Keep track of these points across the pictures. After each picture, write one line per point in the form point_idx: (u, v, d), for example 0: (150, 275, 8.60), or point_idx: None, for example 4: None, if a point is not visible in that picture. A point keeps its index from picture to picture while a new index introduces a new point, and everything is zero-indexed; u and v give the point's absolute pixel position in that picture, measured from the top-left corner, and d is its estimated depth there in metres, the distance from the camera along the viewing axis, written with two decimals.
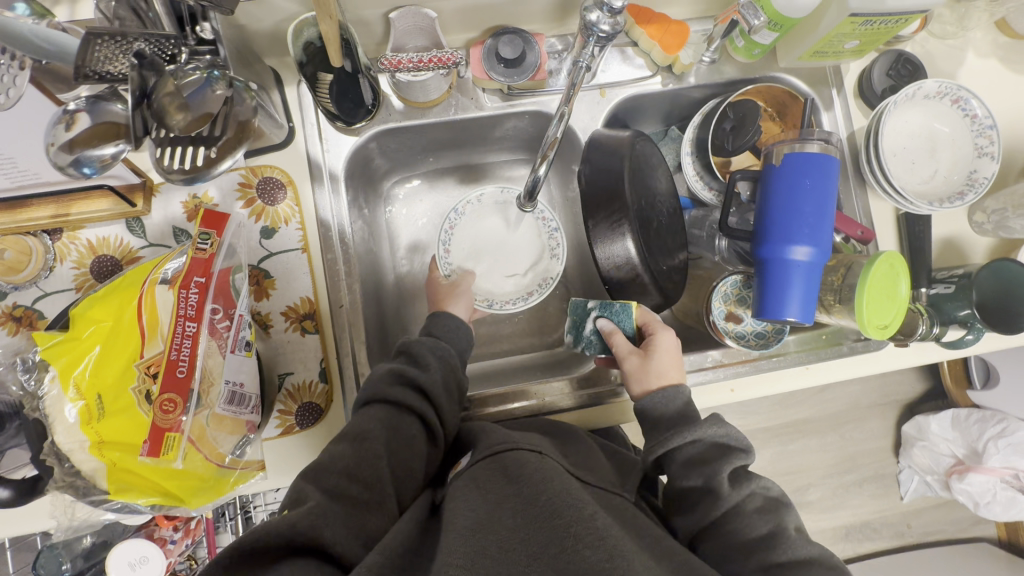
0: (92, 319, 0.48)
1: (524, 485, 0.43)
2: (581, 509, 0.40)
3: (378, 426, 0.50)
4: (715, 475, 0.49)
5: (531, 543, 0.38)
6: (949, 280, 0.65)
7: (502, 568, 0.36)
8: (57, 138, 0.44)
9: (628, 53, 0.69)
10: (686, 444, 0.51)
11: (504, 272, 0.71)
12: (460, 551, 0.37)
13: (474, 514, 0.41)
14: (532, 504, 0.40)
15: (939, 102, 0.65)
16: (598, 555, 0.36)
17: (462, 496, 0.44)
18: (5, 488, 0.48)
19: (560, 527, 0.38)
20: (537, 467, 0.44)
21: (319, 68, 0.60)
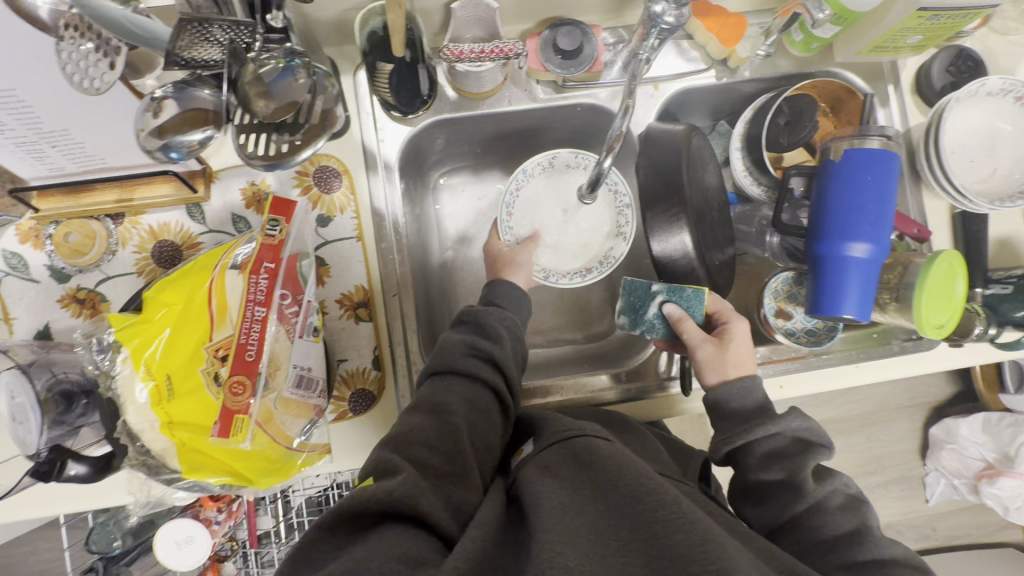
0: (164, 302, 0.49)
1: (598, 470, 0.42)
2: (664, 492, 0.39)
3: (464, 407, 0.50)
4: (797, 469, 0.49)
5: (620, 530, 0.37)
6: (1006, 281, 0.64)
7: (594, 551, 0.36)
8: (147, 124, 0.41)
9: (683, 47, 0.69)
10: (768, 436, 0.51)
11: (566, 243, 0.69)
12: (550, 533, 0.37)
13: (554, 499, 0.41)
14: (612, 489, 0.40)
15: (1002, 99, 0.64)
16: (691, 539, 0.35)
17: (538, 480, 0.44)
18: (80, 465, 0.49)
19: (646, 512, 0.37)
20: (609, 451, 0.44)
21: (380, 58, 0.61)
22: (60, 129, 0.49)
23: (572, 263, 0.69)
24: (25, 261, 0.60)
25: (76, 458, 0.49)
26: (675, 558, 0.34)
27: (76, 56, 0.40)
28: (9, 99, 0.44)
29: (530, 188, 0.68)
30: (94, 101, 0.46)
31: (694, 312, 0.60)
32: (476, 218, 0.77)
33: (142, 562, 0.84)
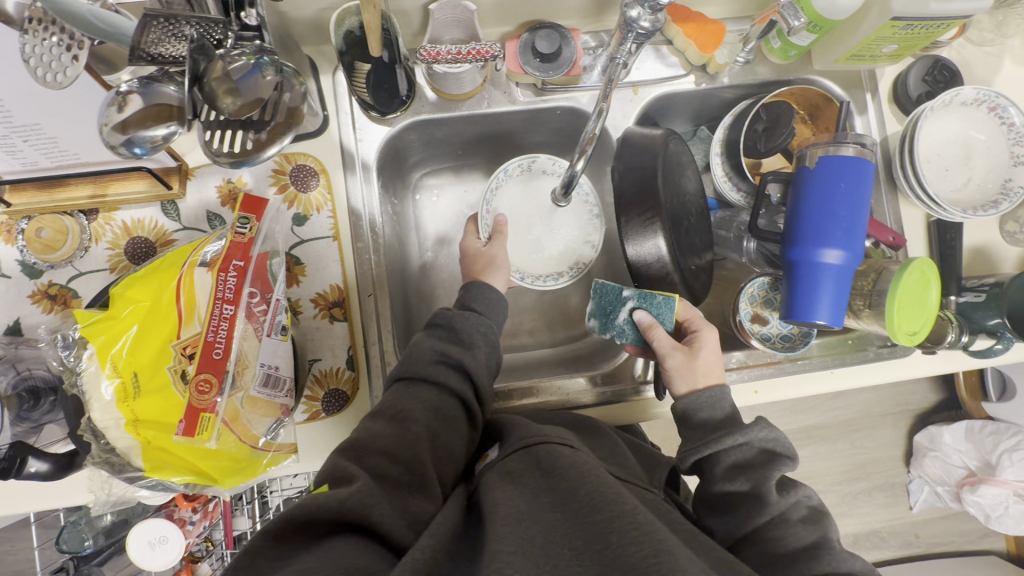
0: (131, 299, 0.49)
1: (559, 479, 0.42)
2: (621, 503, 0.39)
3: (423, 413, 0.51)
4: (762, 480, 0.49)
5: (574, 543, 0.37)
6: (978, 289, 0.65)
7: (548, 563, 0.36)
8: (111, 118, 0.40)
9: (663, 52, 0.69)
10: (735, 447, 0.51)
11: (540, 248, 0.69)
12: (506, 541, 0.38)
13: (514, 508, 0.41)
14: (571, 499, 0.40)
15: (976, 109, 0.64)
16: (643, 551, 0.35)
17: (501, 490, 0.44)
18: (43, 462, 0.47)
19: (601, 523, 0.37)
20: (571, 460, 0.44)
21: (357, 58, 0.60)
22: (31, 123, 0.48)
23: (545, 266, 0.69)
24: None
25: (37, 455, 0.47)
26: (625, 570, 0.34)
27: (39, 49, 0.39)
28: None
29: (508, 189, 0.69)
30: (62, 95, 0.46)
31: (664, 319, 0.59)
32: (457, 220, 0.78)
33: (115, 563, 0.83)
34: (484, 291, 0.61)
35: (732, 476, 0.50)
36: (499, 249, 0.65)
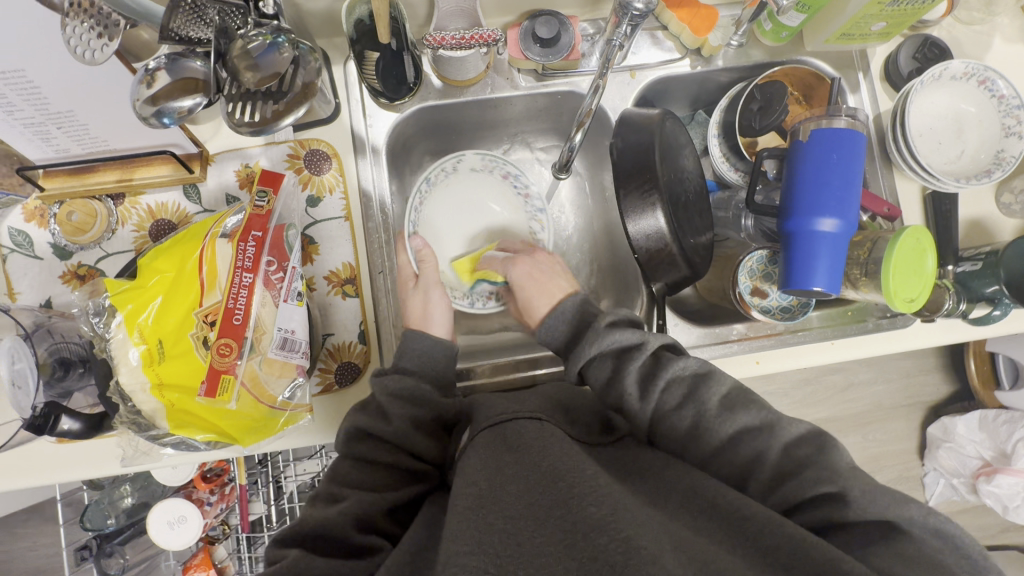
0: (158, 269, 0.52)
1: (523, 453, 0.45)
2: (578, 473, 0.41)
3: (355, 489, 0.50)
4: (648, 383, 0.52)
5: (539, 510, 0.39)
6: (975, 258, 0.66)
7: (512, 536, 0.37)
8: (141, 93, 0.44)
9: (659, 37, 0.72)
10: (662, 391, 0.51)
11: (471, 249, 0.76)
12: (467, 530, 0.38)
13: (478, 487, 0.42)
14: (533, 470, 0.42)
15: (966, 83, 0.66)
16: (601, 511, 0.37)
17: (463, 471, 0.45)
18: (75, 420, 0.52)
19: (564, 489, 0.39)
20: (533, 437, 0.46)
21: (367, 47, 0.63)
22: (65, 110, 0.52)
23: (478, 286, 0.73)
24: (30, 238, 0.63)
25: (69, 415, 0.52)
26: (587, 530, 0.36)
27: (75, 30, 0.42)
28: (18, 78, 0.47)
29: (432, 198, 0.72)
30: (95, 80, 0.49)
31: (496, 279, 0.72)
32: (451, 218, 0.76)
33: (136, 543, 0.86)
34: (416, 339, 0.59)
35: (608, 394, 0.54)
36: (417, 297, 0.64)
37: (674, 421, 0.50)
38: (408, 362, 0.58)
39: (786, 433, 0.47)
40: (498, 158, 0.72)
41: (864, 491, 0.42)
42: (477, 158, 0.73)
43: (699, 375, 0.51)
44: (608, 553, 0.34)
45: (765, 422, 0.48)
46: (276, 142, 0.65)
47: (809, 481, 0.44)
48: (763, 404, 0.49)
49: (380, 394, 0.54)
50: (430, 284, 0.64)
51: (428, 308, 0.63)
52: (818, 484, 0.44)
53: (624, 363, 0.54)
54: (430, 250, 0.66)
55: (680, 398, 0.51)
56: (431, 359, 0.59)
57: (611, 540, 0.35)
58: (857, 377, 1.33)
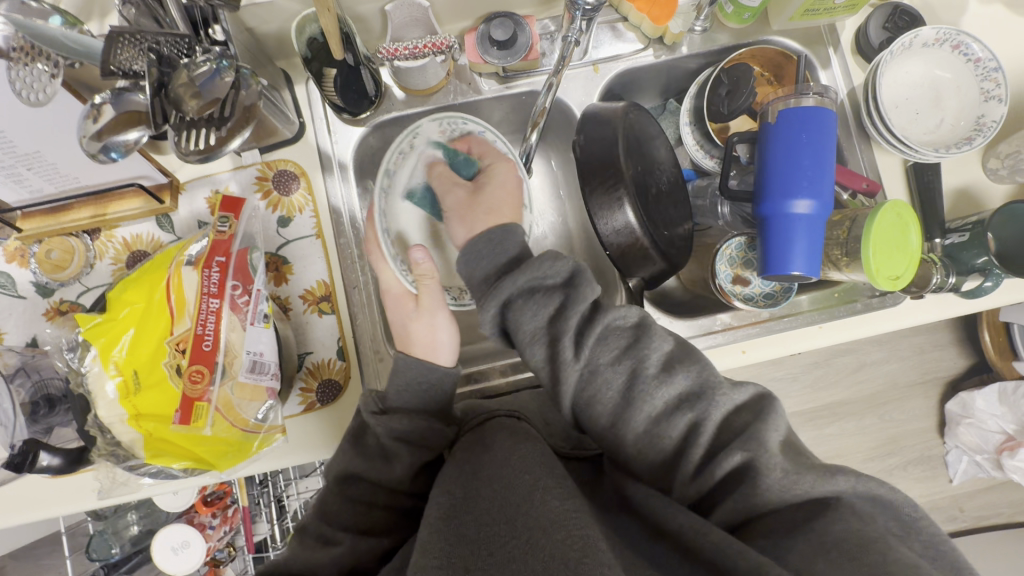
0: (127, 301, 0.53)
1: (496, 449, 0.44)
2: (547, 470, 0.41)
3: (346, 533, 0.51)
4: (571, 335, 0.48)
5: (507, 512, 0.38)
6: (962, 229, 0.64)
7: (481, 546, 0.36)
8: (88, 129, 0.45)
9: (620, 29, 0.71)
10: (598, 342, 0.47)
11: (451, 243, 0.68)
12: (436, 541, 0.37)
13: (452, 496, 0.41)
14: (501, 466, 0.41)
15: (939, 49, 0.64)
16: (563, 507, 0.37)
17: (440, 479, 0.44)
18: (54, 456, 0.51)
19: (529, 483, 0.39)
20: (507, 434, 0.45)
21: (324, 64, 0.64)
22: (32, 152, 0.53)
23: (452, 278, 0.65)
24: (12, 278, 0.65)
25: (48, 449, 0.51)
26: (546, 527, 0.35)
27: (24, 75, 0.43)
28: None
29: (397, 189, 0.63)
30: (53, 121, 0.50)
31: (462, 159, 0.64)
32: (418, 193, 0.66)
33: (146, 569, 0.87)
34: (419, 371, 0.54)
35: (542, 341, 0.49)
36: (421, 322, 0.57)
37: (608, 379, 0.47)
38: (407, 399, 0.54)
39: (725, 400, 0.45)
40: (455, 118, 0.62)
41: (810, 469, 0.43)
42: (434, 126, 0.63)
43: (640, 329, 0.48)
44: (564, 551, 0.33)
45: (704, 388, 0.46)
46: (245, 165, 0.66)
47: (734, 449, 0.43)
48: (705, 365, 0.47)
49: (386, 436, 0.52)
50: (435, 305, 0.57)
51: (435, 334, 0.57)
52: (736, 452, 0.43)
53: (569, 305, 0.48)
54: (430, 265, 0.57)
55: (616, 351, 0.47)
56: (437, 392, 0.55)
57: (567, 537, 0.34)
58: (869, 356, 1.28)
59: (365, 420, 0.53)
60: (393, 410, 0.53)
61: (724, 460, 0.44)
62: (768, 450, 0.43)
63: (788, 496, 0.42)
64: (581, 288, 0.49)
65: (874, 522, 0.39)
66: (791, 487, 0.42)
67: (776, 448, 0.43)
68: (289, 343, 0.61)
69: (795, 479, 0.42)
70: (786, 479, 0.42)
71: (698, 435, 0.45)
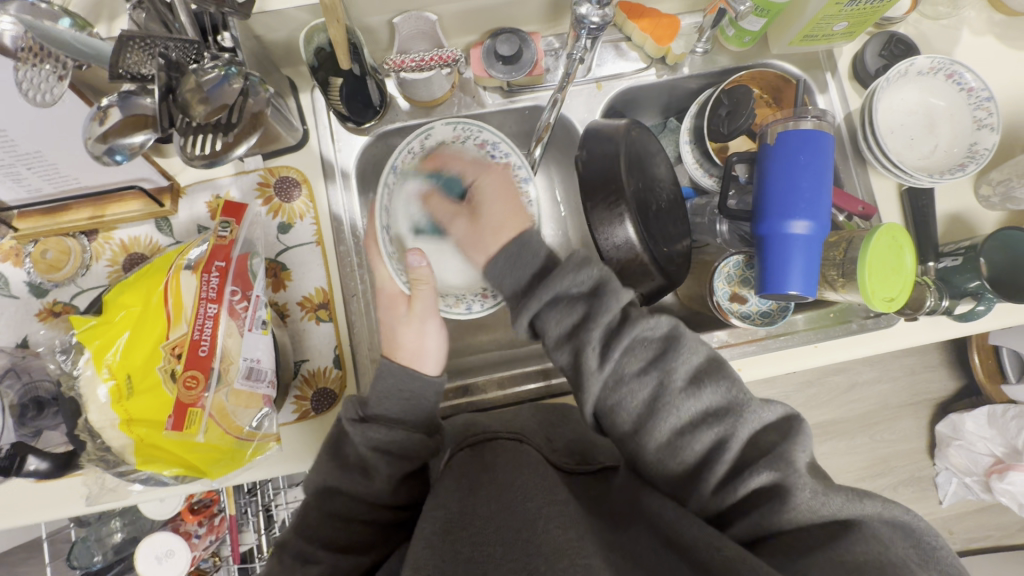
0: (123, 304, 0.52)
1: (497, 473, 0.43)
2: (546, 496, 0.40)
3: (327, 550, 0.49)
4: (584, 346, 0.48)
5: (505, 535, 0.37)
6: (955, 254, 0.65)
7: (476, 564, 0.36)
8: (93, 131, 0.45)
9: (623, 49, 0.72)
10: (626, 354, 0.47)
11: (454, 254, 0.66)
12: (430, 556, 0.37)
13: (448, 511, 0.41)
14: (504, 491, 0.41)
15: (933, 78, 0.65)
16: (565, 534, 0.36)
17: (436, 492, 0.44)
18: (42, 461, 0.50)
19: (531, 509, 0.39)
20: (511, 460, 0.45)
21: (330, 73, 0.64)
22: (33, 152, 0.52)
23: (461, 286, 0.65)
24: (6, 278, 0.64)
25: (36, 453, 0.50)
26: (547, 554, 0.35)
27: (30, 75, 0.43)
28: None
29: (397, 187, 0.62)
30: (57, 122, 0.50)
31: (448, 180, 0.64)
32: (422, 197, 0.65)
33: None
34: (402, 379, 0.54)
35: (567, 346, 0.49)
36: (411, 328, 0.56)
37: (633, 389, 0.47)
38: (389, 408, 0.53)
39: (754, 418, 0.45)
40: (470, 124, 0.63)
41: (811, 487, 0.43)
42: (447, 130, 0.63)
43: (668, 340, 0.48)
44: None
45: (732, 403, 0.45)
46: (247, 171, 0.66)
47: (762, 467, 0.43)
48: (733, 379, 0.47)
49: (363, 446, 0.50)
50: (427, 313, 0.57)
51: (424, 340, 0.56)
52: (765, 471, 0.43)
53: (594, 314, 0.48)
54: (428, 270, 0.57)
55: (642, 363, 0.47)
56: (418, 402, 0.54)
57: (570, 565, 0.34)
58: (861, 376, 1.29)
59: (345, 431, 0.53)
60: (373, 418, 0.52)
61: (750, 478, 0.43)
62: (795, 469, 0.43)
63: (816, 517, 0.42)
64: (609, 298, 0.48)
65: (894, 546, 0.39)
66: (819, 509, 0.42)
67: (803, 468, 0.43)
68: (285, 349, 0.61)
69: (824, 500, 0.42)
70: (815, 499, 0.42)
71: (722, 452, 0.45)
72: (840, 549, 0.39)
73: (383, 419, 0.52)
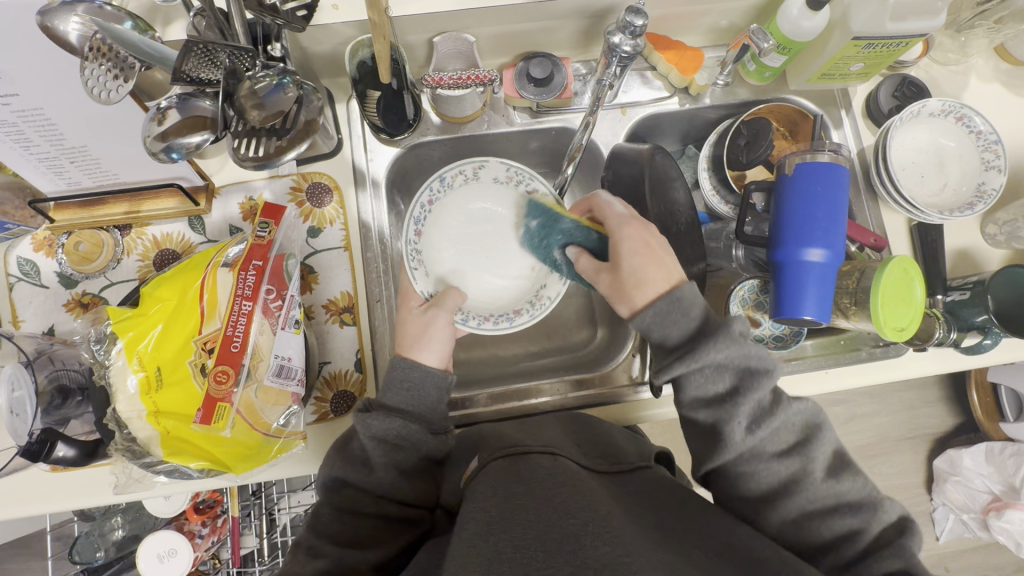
0: (159, 297, 0.53)
1: (535, 487, 0.44)
2: (591, 512, 0.40)
3: (334, 546, 0.49)
4: (728, 420, 0.49)
5: (546, 544, 0.38)
6: (964, 288, 0.68)
7: (519, 569, 0.36)
8: (152, 130, 0.47)
9: (648, 77, 0.76)
10: (769, 437, 0.49)
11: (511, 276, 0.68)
12: (473, 556, 0.37)
13: (488, 515, 0.42)
14: (543, 506, 0.41)
15: (944, 120, 0.69)
16: (614, 551, 0.36)
17: (473, 499, 0.45)
18: (69, 448, 0.52)
19: (575, 526, 0.39)
20: (549, 474, 0.46)
21: (369, 86, 0.68)
22: (80, 146, 0.54)
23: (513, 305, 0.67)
24: (37, 268, 0.65)
25: (65, 440, 0.52)
26: (598, 567, 0.35)
27: (95, 73, 0.45)
28: (37, 116, 0.49)
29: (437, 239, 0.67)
30: (111, 117, 0.52)
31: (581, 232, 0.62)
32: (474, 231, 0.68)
33: None
34: (405, 370, 0.57)
35: (707, 412, 0.50)
36: (413, 321, 0.60)
37: (770, 469, 0.49)
38: (392, 398, 0.56)
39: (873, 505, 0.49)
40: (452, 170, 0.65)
41: (820, 498, 0.48)
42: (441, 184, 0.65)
43: (812, 427, 0.50)
44: None
45: (868, 498, 0.49)
46: (281, 175, 0.68)
47: (886, 555, 0.47)
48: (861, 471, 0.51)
49: (365, 435, 0.53)
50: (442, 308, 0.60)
51: (428, 330, 0.59)
52: (889, 559, 0.46)
53: (742, 394, 0.49)
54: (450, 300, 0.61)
55: (784, 445, 0.49)
56: (420, 394, 0.56)
57: None
58: (861, 408, 1.30)
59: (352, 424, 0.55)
60: (376, 407, 0.55)
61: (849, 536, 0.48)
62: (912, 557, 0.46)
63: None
64: (760, 381, 0.49)
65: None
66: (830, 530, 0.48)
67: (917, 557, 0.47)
68: (311, 350, 0.62)
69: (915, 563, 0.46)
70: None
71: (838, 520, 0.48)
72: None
73: (384, 409, 0.55)
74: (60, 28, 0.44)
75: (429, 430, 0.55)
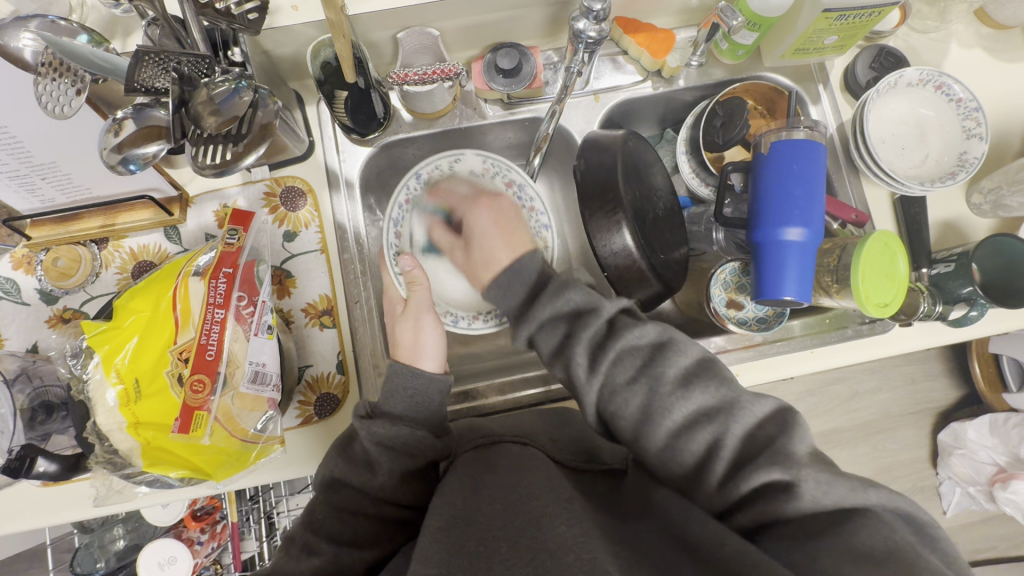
0: (133, 309, 0.53)
1: (503, 475, 0.44)
2: (553, 498, 0.41)
3: (331, 542, 0.50)
4: (658, 376, 0.50)
5: (506, 531, 0.37)
6: (948, 260, 0.66)
7: (483, 560, 0.35)
8: (108, 142, 0.46)
9: (620, 62, 0.74)
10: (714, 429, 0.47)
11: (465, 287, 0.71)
12: (435, 548, 0.37)
13: (453, 509, 0.41)
14: (509, 494, 0.41)
15: (923, 89, 0.67)
16: (571, 530, 0.37)
17: (442, 493, 0.44)
18: (51, 462, 0.52)
19: (537, 508, 0.39)
20: (512, 461, 0.46)
21: (335, 86, 0.66)
22: (47, 162, 0.54)
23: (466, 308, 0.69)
24: (17, 285, 0.65)
25: (45, 456, 0.52)
26: (554, 549, 0.35)
27: (50, 88, 0.45)
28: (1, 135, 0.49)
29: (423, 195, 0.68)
30: (71, 132, 0.51)
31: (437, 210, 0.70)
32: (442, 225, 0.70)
33: None
34: (403, 378, 0.55)
35: (637, 376, 0.51)
36: (404, 326, 0.59)
37: (626, 397, 0.50)
38: (395, 405, 0.54)
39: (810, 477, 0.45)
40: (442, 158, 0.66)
41: (820, 474, 0.43)
42: (477, 161, 0.67)
43: (657, 346, 0.51)
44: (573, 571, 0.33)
45: (724, 402, 0.48)
46: (253, 180, 0.68)
47: (764, 463, 0.44)
48: (723, 379, 0.49)
49: (369, 441, 0.52)
50: (422, 309, 0.60)
51: (419, 338, 0.58)
52: (768, 466, 0.44)
53: (658, 364, 0.50)
54: (420, 272, 0.62)
55: (631, 372, 0.51)
56: (424, 400, 0.55)
57: (577, 559, 0.34)
58: (862, 386, 1.29)
59: (353, 430, 0.54)
60: (380, 415, 0.54)
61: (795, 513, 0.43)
62: (797, 463, 0.43)
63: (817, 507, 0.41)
64: (671, 356, 0.51)
65: (900, 532, 0.37)
66: (820, 498, 0.42)
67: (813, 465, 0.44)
68: (290, 355, 0.62)
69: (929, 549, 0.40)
70: (819, 489, 0.42)
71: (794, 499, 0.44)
72: (847, 534, 0.39)
73: (389, 416, 0.54)
74: (14, 45, 0.46)
75: (433, 432, 0.54)
